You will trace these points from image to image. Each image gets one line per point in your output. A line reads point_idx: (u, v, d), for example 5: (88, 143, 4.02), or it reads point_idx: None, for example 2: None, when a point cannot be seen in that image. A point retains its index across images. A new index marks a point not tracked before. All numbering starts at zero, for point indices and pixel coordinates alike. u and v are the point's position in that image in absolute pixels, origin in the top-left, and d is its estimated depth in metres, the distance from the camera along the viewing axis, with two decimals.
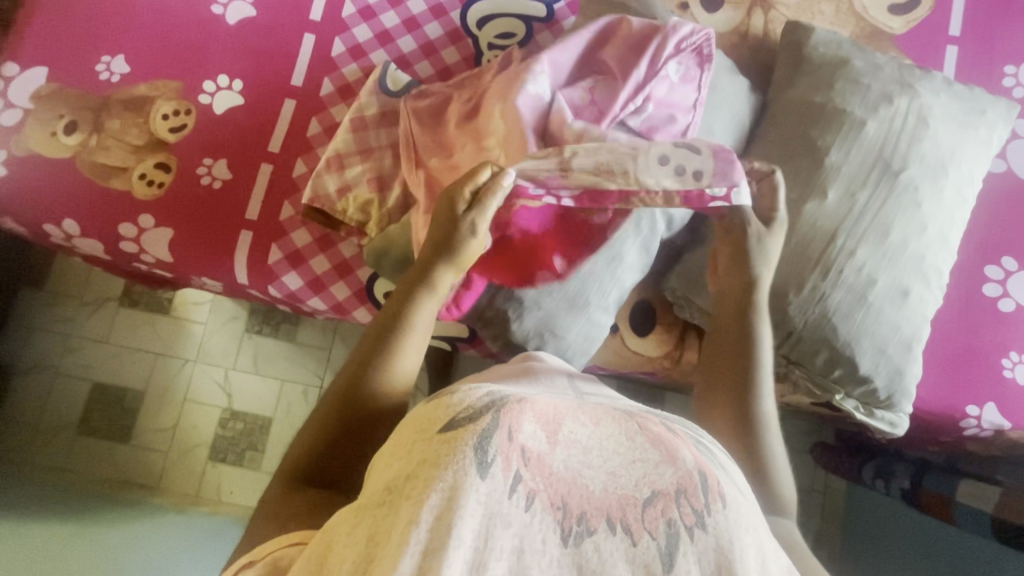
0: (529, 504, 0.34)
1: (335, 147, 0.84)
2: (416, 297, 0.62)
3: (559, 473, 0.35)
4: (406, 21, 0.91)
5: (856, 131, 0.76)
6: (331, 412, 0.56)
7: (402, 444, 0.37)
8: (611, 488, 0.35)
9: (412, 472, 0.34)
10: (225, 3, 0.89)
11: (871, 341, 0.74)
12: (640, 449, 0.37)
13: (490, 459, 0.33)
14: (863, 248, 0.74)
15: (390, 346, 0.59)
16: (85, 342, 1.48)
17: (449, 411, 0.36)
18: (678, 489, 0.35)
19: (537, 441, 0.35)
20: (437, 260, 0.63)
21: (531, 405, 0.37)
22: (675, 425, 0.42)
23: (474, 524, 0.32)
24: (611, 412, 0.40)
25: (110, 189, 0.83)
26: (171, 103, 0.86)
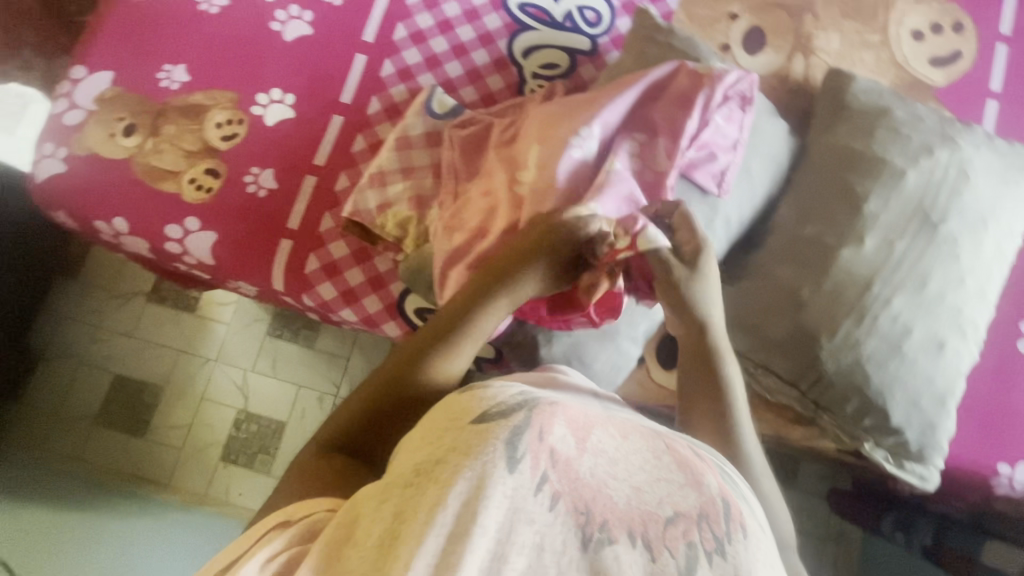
0: (553, 505, 0.35)
1: (378, 165, 0.87)
2: (485, 304, 0.64)
3: (584, 480, 0.36)
4: (455, 47, 0.95)
5: (895, 180, 0.76)
6: (382, 388, 0.62)
7: (433, 429, 0.40)
8: (634, 501, 0.36)
9: (441, 457, 0.36)
10: (284, 21, 0.93)
11: (903, 391, 0.74)
12: (665, 468, 0.39)
13: (520, 454, 0.35)
14: (900, 297, 0.74)
15: (450, 342, 0.63)
16: (111, 334, 1.51)
17: (483, 404, 0.39)
18: (700, 511, 0.37)
19: (566, 445, 0.37)
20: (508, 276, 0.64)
21: (562, 410, 0.40)
22: (701, 454, 0.44)
23: (497, 515, 0.33)
24: (638, 430, 0.42)
25: (160, 190, 0.86)
26: (225, 113, 0.89)
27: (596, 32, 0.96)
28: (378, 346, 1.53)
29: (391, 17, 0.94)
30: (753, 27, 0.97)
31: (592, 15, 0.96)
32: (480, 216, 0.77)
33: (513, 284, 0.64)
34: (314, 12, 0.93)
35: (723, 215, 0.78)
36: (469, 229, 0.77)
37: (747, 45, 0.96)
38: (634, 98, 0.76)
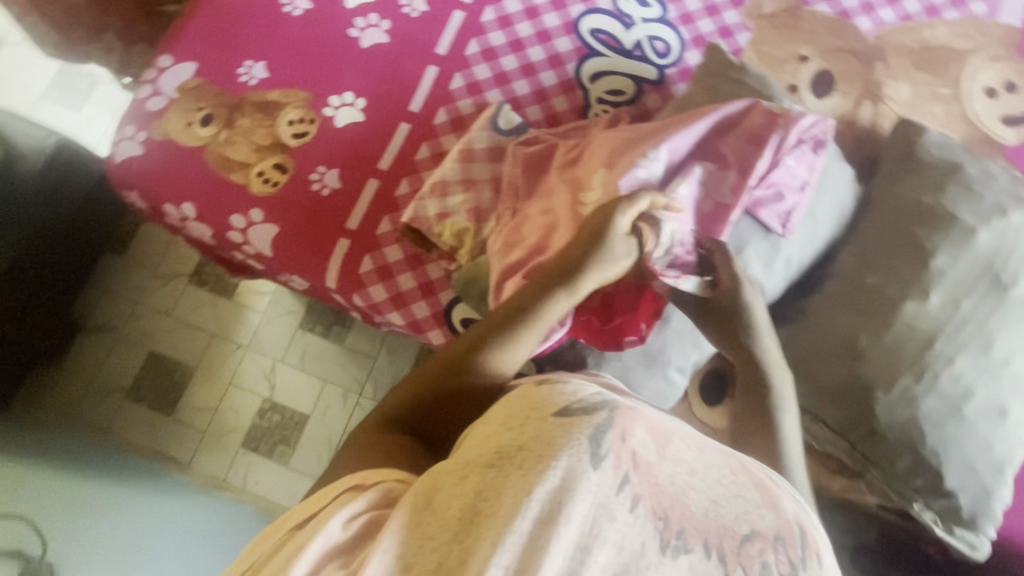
0: (634, 506, 0.35)
1: (441, 175, 0.88)
2: (552, 294, 0.64)
3: (664, 486, 0.37)
4: (524, 66, 0.96)
5: (965, 239, 0.75)
6: (440, 375, 0.63)
7: (513, 416, 0.42)
8: (711, 513, 0.37)
9: (522, 444, 0.39)
10: (362, 28, 0.95)
11: (960, 455, 0.72)
12: (743, 487, 0.40)
13: (603, 452, 0.37)
14: (962, 357, 0.73)
15: (510, 335, 0.64)
16: (151, 312, 1.54)
17: (562, 400, 0.41)
18: (778, 534, 0.37)
19: (647, 449, 0.38)
20: (575, 268, 0.64)
21: (643, 416, 0.41)
22: (775, 479, 0.44)
23: (582, 508, 0.35)
24: (713, 447, 0.43)
25: (229, 180, 0.89)
26: (298, 111, 0.92)
27: (665, 63, 0.97)
28: (407, 350, 1.54)
29: (465, 33, 0.97)
30: (823, 70, 0.96)
31: (662, 46, 0.97)
32: (539, 233, 0.78)
33: (574, 281, 0.64)
34: (392, 21, 0.96)
35: (785, 256, 0.77)
36: (527, 246, 0.78)
37: (815, 87, 0.96)
38: (704, 133, 0.76)
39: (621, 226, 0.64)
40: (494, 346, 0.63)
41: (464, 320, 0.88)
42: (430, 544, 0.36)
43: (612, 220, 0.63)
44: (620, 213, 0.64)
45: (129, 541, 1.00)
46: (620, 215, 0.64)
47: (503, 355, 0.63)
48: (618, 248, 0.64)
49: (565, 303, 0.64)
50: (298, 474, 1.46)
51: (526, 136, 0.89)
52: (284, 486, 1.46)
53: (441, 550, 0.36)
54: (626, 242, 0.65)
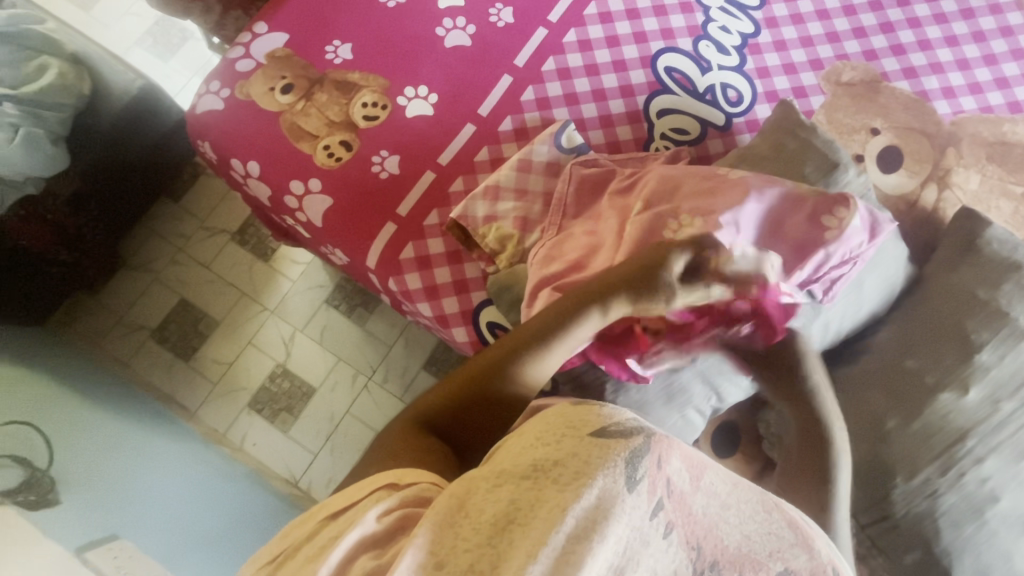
0: (668, 533, 0.40)
1: (496, 179, 0.91)
2: (587, 315, 0.64)
3: (698, 516, 0.42)
4: (596, 91, 0.99)
5: (1016, 339, 0.73)
6: (469, 381, 0.65)
7: (549, 431, 0.46)
8: (744, 547, 0.42)
9: (559, 459, 0.43)
10: (448, 29, 0.99)
11: (974, 560, 0.69)
12: (777, 524, 0.45)
13: (638, 476, 0.40)
14: (992, 459, 0.70)
15: (543, 344, 0.65)
16: (190, 263, 1.60)
17: (601, 422, 0.44)
18: (810, 573, 0.42)
19: (681, 478, 0.43)
20: (615, 293, 0.63)
21: (678, 446, 0.44)
22: (810, 521, 0.49)
23: (620, 532, 0.38)
24: (748, 482, 0.48)
25: (297, 149, 0.93)
26: (373, 95, 0.95)
27: (735, 111, 0.98)
28: (424, 343, 1.56)
29: (545, 50, 1.00)
30: (892, 145, 0.96)
31: (734, 94, 0.98)
32: (580, 251, 0.79)
33: (611, 298, 0.64)
34: (477, 27, 1.00)
35: (823, 321, 0.76)
36: (567, 261, 0.79)
37: (881, 162, 0.95)
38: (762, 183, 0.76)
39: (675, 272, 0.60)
40: (529, 353, 0.65)
41: (491, 324, 0.89)
42: (462, 545, 0.40)
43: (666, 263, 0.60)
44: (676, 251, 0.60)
45: (120, 482, 0.99)
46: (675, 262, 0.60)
47: (536, 361, 0.65)
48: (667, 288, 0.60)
49: (600, 318, 0.65)
50: (295, 444, 1.48)
51: (585, 158, 0.91)
52: (280, 454, 1.48)
53: (475, 551, 0.40)
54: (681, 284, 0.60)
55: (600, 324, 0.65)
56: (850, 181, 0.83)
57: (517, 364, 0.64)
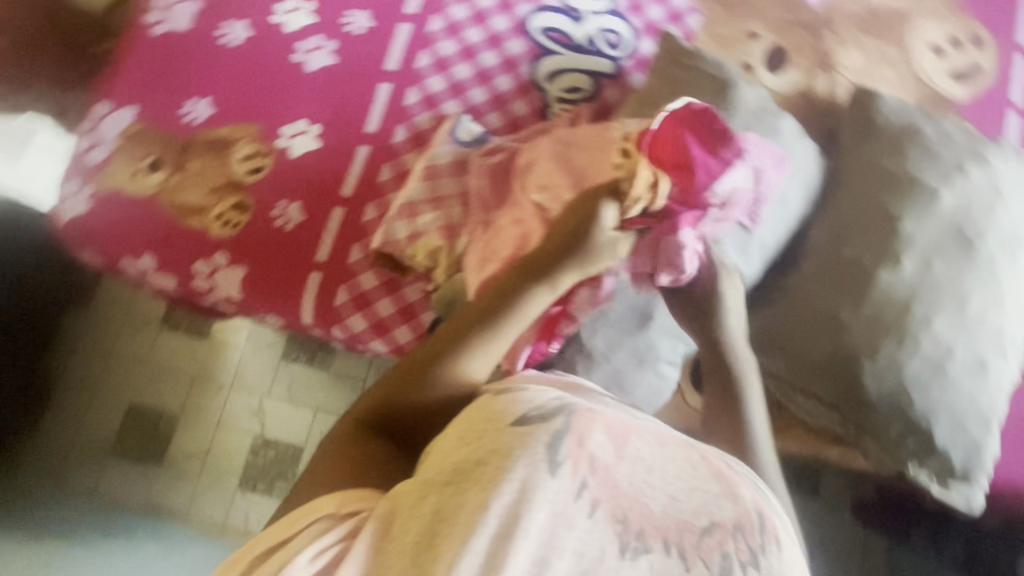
0: (592, 512, 0.41)
1: (407, 196, 0.87)
2: (531, 285, 0.59)
3: (623, 487, 0.43)
4: (478, 73, 0.94)
5: (929, 201, 0.77)
6: (415, 368, 0.61)
7: (471, 430, 0.48)
8: (670, 510, 0.42)
9: (481, 459, 0.44)
10: (307, 52, 0.92)
11: (949, 413, 0.73)
12: (702, 478, 0.45)
13: (560, 459, 0.43)
14: (940, 318, 0.74)
15: (486, 329, 0.60)
16: (125, 364, 1.44)
17: (522, 408, 0.47)
18: (734, 521, 0.43)
19: (605, 451, 0.44)
20: (557, 255, 0.58)
21: (600, 417, 0.47)
22: (734, 464, 0.50)
23: (540, 519, 0.41)
24: (673, 440, 0.48)
25: (187, 226, 0.86)
26: (250, 146, 0.88)
27: (620, 55, 0.96)
28: None
29: (413, 45, 0.94)
30: (776, 45, 0.97)
31: (614, 37, 0.96)
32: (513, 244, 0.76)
33: (556, 270, 0.59)
34: (336, 41, 0.93)
35: (759, 240, 0.78)
36: (501, 258, 0.76)
37: (770, 64, 0.96)
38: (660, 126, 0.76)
39: (609, 224, 0.58)
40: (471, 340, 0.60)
41: None
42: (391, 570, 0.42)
43: (601, 213, 0.57)
44: (607, 200, 0.58)
45: None
46: (608, 209, 0.58)
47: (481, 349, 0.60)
48: (608, 244, 0.58)
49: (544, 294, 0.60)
50: None
51: (487, 149, 0.88)
52: None
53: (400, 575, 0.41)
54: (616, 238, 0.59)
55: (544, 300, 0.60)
56: (744, 97, 0.81)
57: (459, 352, 0.60)
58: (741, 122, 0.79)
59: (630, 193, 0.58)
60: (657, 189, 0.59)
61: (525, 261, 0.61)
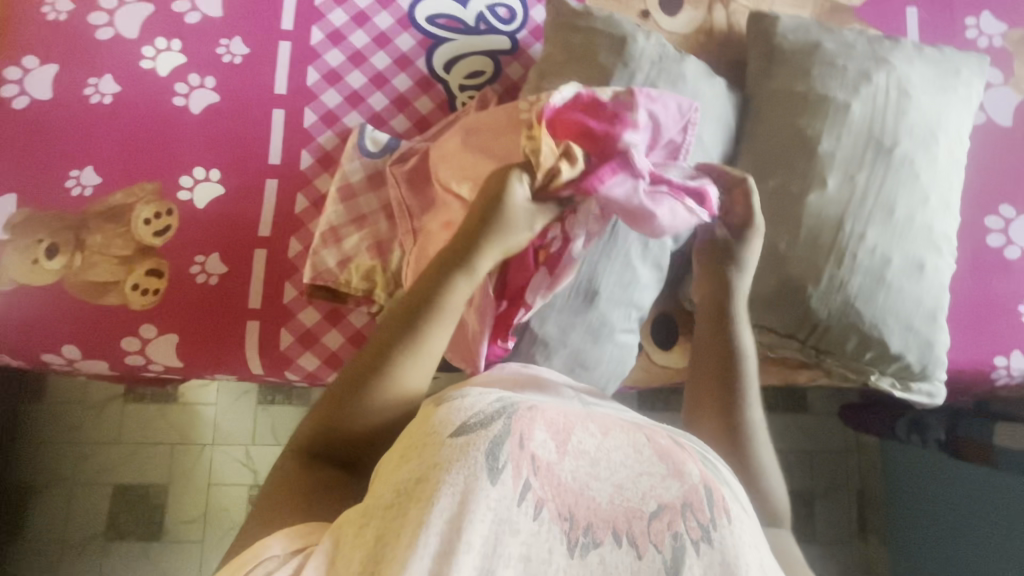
0: (538, 513, 0.41)
1: (327, 222, 0.83)
2: (454, 273, 0.60)
3: (567, 484, 0.43)
4: (373, 77, 0.90)
5: (842, 115, 0.76)
6: (348, 385, 0.57)
7: (411, 444, 0.44)
8: (615, 500, 0.43)
9: (421, 476, 0.41)
10: (186, 93, 0.86)
11: (897, 318, 0.74)
12: (647, 461, 0.45)
13: (501, 465, 0.41)
14: (872, 229, 0.74)
15: (416, 328, 0.58)
16: (95, 446, 1.37)
17: (461, 416, 0.44)
18: (682, 500, 0.44)
19: (547, 450, 0.43)
20: (475, 236, 0.60)
21: (540, 415, 0.46)
22: (683, 439, 0.51)
23: (483, 529, 0.39)
24: (619, 425, 0.48)
25: (104, 305, 0.81)
26: (151, 206, 0.83)
27: (514, 28, 0.92)
28: None
29: (298, 62, 0.89)
30: None
31: (504, 12, 0.93)
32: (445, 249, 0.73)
33: (474, 253, 0.60)
34: (215, 75, 0.87)
35: None
36: None
37: (665, 6, 0.93)
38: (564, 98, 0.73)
39: (519, 196, 0.61)
40: (404, 345, 0.57)
41: None
42: None
43: (509, 188, 0.60)
44: (514, 175, 0.61)
45: None
46: (518, 181, 0.61)
47: (416, 353, 0.58)
48: (519, 214, 0.61)
49: (468, 278, 0.60)
50: None
51: (398, 155, 0.84)
52: None
53: None
54: (530, 208, 0.62)
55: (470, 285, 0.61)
56: (643, 48, 0.78)
57: (393, 362, 0.57)
58: (643, 76, 0.77)
59: (538, 163, 0.60)
60: (570, 155, 0.61)
61: (444, 251, 0.61)
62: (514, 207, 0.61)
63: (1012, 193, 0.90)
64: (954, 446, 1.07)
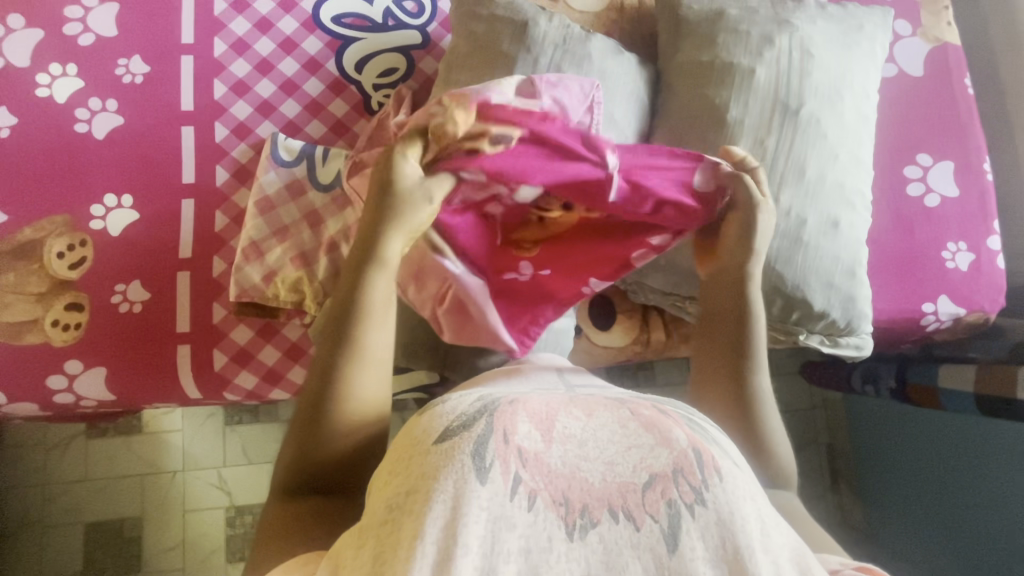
0: (532, 503, 0.38)
1: (248, 237, 0.82)
2: (367, 273, 0.56)
3: (558, 470, 0.39)
4: (283, 85, 0.88)
5: (748, 82, 0.77)
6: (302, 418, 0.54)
7: (398, 459, 0.41)
8: (609, 478, 0.39)
9: (412, 487, 0.38)
10: (88, 119, 0.84)
11: (818, 276, 0.76)
12: (634, 435, 0.40)
13: (488, 464, 0.38)
14: (786, 192, 0.75)
15: (348, 340, 0.55)
16: (61, 487, 1.29)
17: (443, 421, 0.40)
18: (675, 466, 0.39)
19: (533, 440, 0.40)
20: (378, 233, 0.57)
21: (523, 406, 0.42)
22: (664, 400, 0.46)
23: (479, 530, 0.36)
24: (603, 403, 0.44)
25: (26, 345, 0.79)
26: (63, 239, 0.81)
27: (422, 22, 0.91)
28: None
29: (203, 76, 0.86)
30: None
31: (411, 5, 0.91)
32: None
33: (381, 246, 0.57)
34: (117, 97, 0.84)
35: None
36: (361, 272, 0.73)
37: None
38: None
39: (410, 167, 0.56)
40: (342, 356, 0.55)
41: None
42: None
43: (396, 164, 0.56)
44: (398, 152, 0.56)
45: None
46: (406, 158, 0.56)
47: (356, 361, 0.55)
48: (415, 190, 0.56)
49: (384, 269, 0.57)
50: None
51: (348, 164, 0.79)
52: None
53: None
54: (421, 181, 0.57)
55: (389, 278, 0.57)
56: (545, 32, 0.77)
57: (336, 377, 0.54)
58: (547, 61, 0.77)
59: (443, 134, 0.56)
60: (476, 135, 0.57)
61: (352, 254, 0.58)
62: (416, 181, 0.57)
63: (929, 141, 0.91)
64: (906, 395, 1.05)
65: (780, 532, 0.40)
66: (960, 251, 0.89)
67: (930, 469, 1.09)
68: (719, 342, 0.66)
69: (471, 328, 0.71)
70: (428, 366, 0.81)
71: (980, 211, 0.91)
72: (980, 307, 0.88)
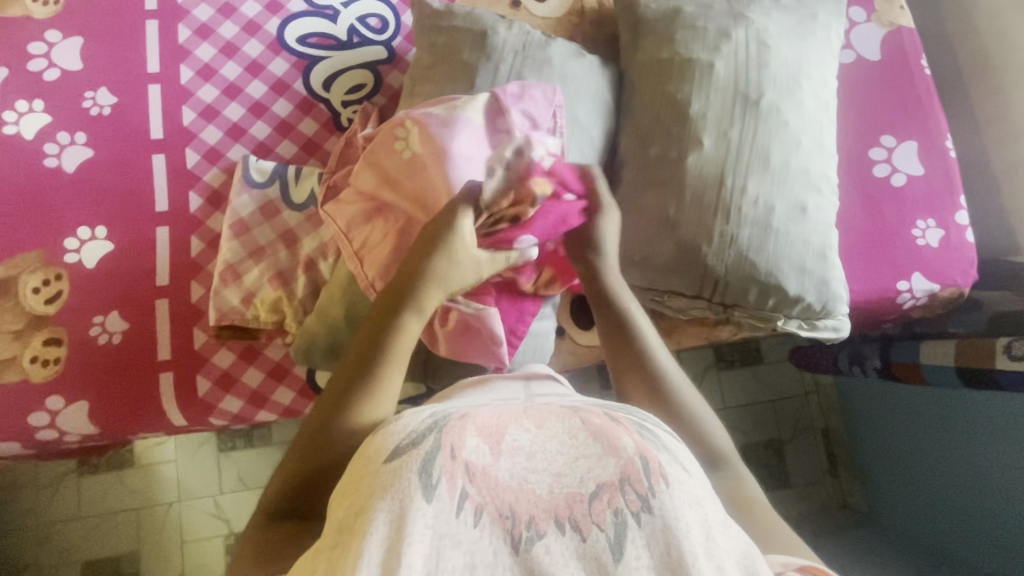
0: (478, 519, 0.38)
1: (224, 260, 0.82)
2: (399, 314, 0.61)
3: (505, 483, 0.40)
4: (251, 107, 0.89)
5: (708, 76, 0.78)
6: (310, 438, 0.56)
7: (349, 481, 0.42)
8: (556, 489, 0.39)
9: (360, 509, 0.39)
10: (57, 153, 0.84)
11: (790, 262, 0.77)
12: (582, 445, 0.41)
13: (435, 481, 0.39)
14: (752, 181, 0.76)
15: (372, 370, 0.59)
16: (54, 526, 1.27)
17: (393, 440, 0.42)
18: (621, 476, 0.40)
19: (481, 454, 0.41)
20: (416, 275, 0.62)
21: (472, 422, 0.43)
22: (619, 410, 0.47)
23: (424, 548, 0.37)
24: (555, 413, 0.45)
25: (4, 383, 0.78)
26: (38, 274, 0.80)
27: (387, 37, 0.92)
28: None
29: (172, 104, 0.87)
30: None
31: (375, 22, 0.92)
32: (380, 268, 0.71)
33: (418, 291, 0.62)
34: (85, 130, 0.85)
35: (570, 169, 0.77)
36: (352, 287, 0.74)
37: None
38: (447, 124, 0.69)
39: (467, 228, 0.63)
40: (364, 388, 0.58)
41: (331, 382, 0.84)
42: None
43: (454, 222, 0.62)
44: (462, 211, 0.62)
45: None
46: (464, 218, 0.62)
47: (373, 392, 0.58)
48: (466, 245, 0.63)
49: (418, 314, 0.62)
50: None
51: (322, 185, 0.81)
52: None
53: None
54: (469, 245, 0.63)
55: (419, 322, 0.62)
56: (505, 40, 0.78)
57: (353, 406, 0.57)
58: (509, 67, 0.78)
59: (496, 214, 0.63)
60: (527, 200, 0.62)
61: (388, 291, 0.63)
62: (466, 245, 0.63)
63: (892, 122, 0.93)
64: (892, 374, 1.04)
65: (727, 537, 0.40)
66: (930, 228, 0.91)
67: (919, 446, 1.10)
68: (625, 367, 0.66)
69: (470, 342, 0.73)
70: (413, 377, 0.81)
71: (946, 187, 0.92)
72: (953, 281, 0.90)
